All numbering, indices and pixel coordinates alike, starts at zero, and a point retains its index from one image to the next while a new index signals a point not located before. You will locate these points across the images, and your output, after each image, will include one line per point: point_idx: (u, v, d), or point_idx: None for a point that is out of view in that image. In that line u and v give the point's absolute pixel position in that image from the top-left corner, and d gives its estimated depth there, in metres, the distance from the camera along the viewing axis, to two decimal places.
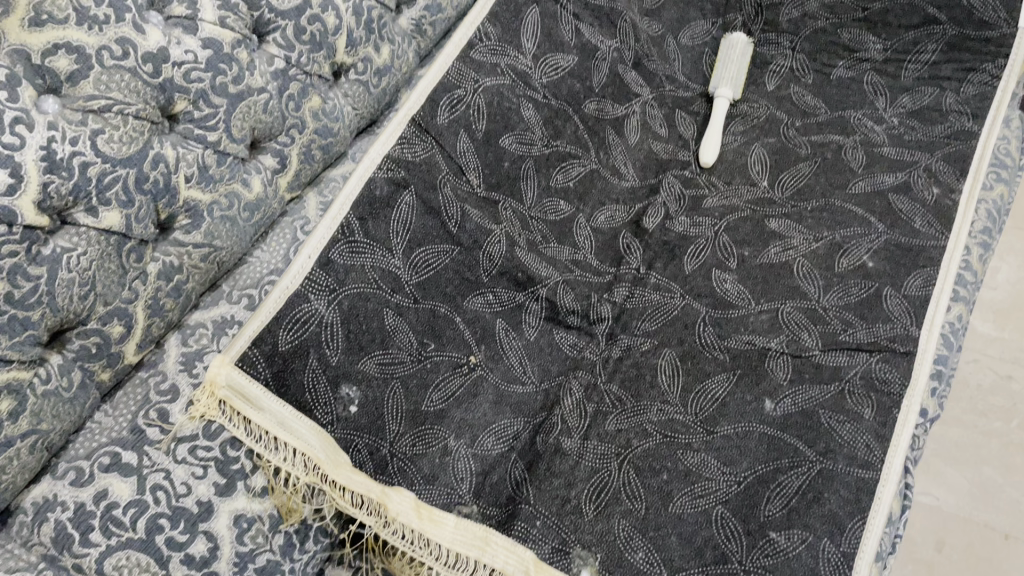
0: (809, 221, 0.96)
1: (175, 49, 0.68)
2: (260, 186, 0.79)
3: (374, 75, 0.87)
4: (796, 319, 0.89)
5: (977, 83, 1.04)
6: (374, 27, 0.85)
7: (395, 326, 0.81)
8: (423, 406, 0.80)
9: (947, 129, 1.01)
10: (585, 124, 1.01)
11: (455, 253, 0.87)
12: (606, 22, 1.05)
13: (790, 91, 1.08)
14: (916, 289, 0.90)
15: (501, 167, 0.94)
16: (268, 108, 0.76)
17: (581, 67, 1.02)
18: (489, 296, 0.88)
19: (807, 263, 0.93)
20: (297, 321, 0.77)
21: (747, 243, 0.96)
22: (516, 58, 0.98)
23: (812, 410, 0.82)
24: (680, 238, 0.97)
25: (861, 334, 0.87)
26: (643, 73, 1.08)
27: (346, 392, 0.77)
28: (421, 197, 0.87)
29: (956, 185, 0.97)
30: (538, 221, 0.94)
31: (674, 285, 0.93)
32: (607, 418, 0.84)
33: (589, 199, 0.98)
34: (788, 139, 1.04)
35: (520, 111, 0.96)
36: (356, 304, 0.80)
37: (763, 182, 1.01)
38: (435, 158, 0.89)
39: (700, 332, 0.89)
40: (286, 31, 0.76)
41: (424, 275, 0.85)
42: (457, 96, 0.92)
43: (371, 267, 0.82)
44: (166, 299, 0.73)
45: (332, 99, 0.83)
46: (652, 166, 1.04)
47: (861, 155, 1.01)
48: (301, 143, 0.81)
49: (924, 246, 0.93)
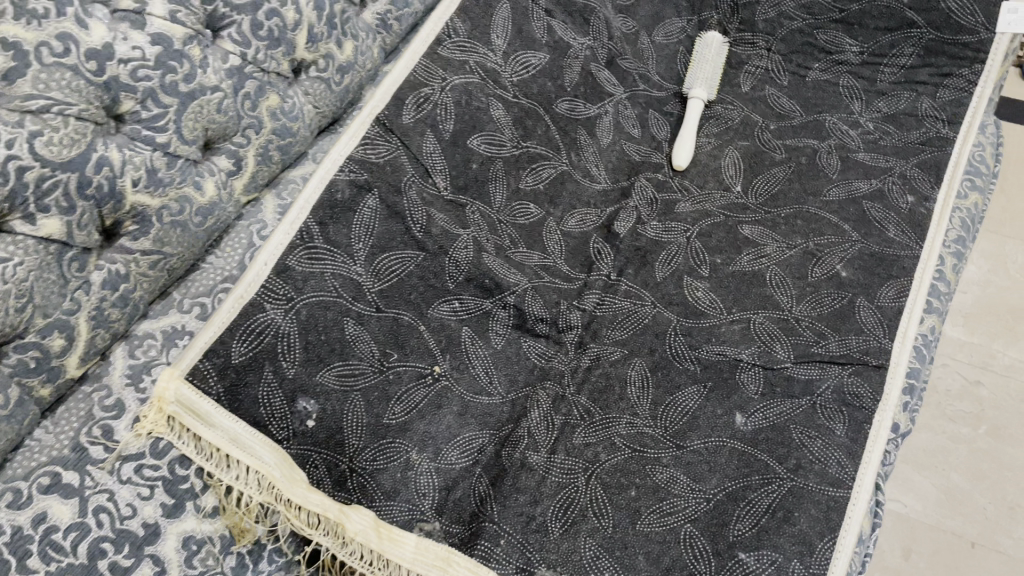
0: (782, 227, 0.94)
1: (122, 45, 0.64)
2: (214, 189, 0.74)
3: (336, 73, 0.83)
4: (769, 329, 0.87)
5: (953, 89, 1.02)
6: (336, 22, 0.81)
7: (356, 335, 0.78)
8: (384, 419, 0.77)
9: (921, 136, 1.00)
10: (557, 124, 0.99)
11: (420, 259, 0.84)
12: (578, 20, 1.03)
13: (765, 93, 1.07)
14: (889, 300, 0.88)
15: (469, 168, 0.91)
16: (222, 107, 0.72)
17: (552, 66, 0.99)
18: (455, 303, 0.85)
19: (779, 273, 0.91)
20: (252, 331, 0.73)
21: (720, 250, 0.94)
22: (486, 55, 0.95)
23: (783, 425, 0.80)
24: (652, 244, 0.96)
25: (833, 346, 0.85)
26: (617, 72, 1.05)
27: (303, 406, 0.74)
28: (385, 201, 0.84)
29: (930, 194, 0.95)
30: (506, 224, 0.92)
31: (645, 293, 0.92)
32: (575, 431, 0.82)
33: (560, 201, 0.96)
34: (762, 143, 1.02)
35: (489, 111, 0.93)
36: (315, 314, 0.76)
37: (737, 186, 0.99)
38: (400, 160, 0.86)
39: (670, 341, 0.88)
40: (242, 27, 0.72)
41: (386, 282, 0.82)
42: (423, 95, 0.90)
43: (330, 274, 0.78)
44: (112, 310, 0.68)
45: (291, 97, 0.79)
46: (624, 168, 1.01)
47: (836, 161, 0.99)
48: (257, 143, 0.77)
49: (898, 256, 0.91)
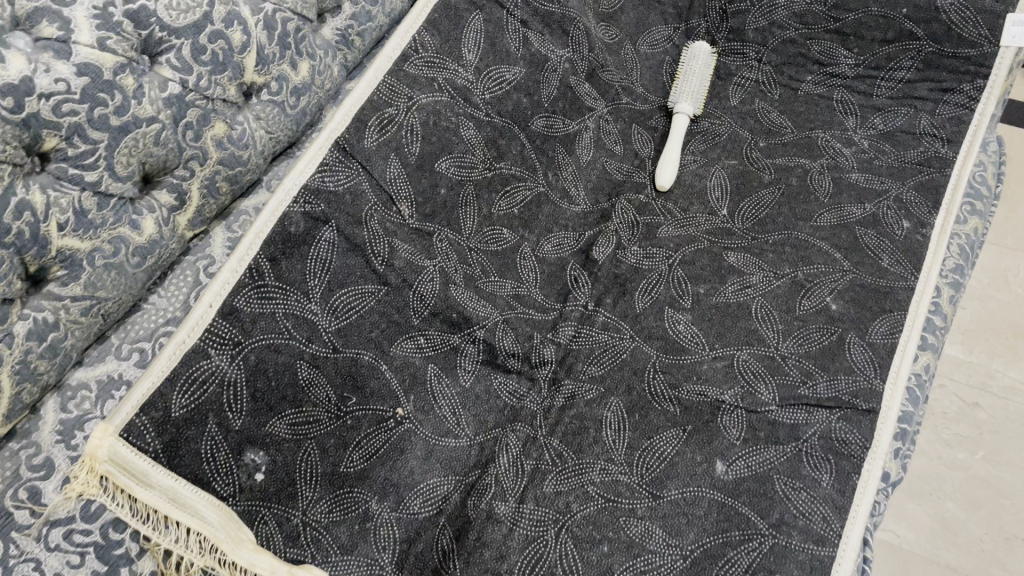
0: (769, 255, 0.89)
1: (43, 78, 0.58)
2: (153, 227, 0.68)
3: (291, 95, 0.77)
4: (752, 367, 0.82)
5: (953, 105, 0.96)
6: (289, 42, 0.75)
7: (310, 379, 0.73)
8: (341, 467, 0.73)
9: (919, 155, 0.94)
10: (533, 143, 0.93)
11: (381, 293, 0.79)
12: (557, 31, 0.97)
13: (755, 106, 1.01)
14: (881, 336, 0.83)
15: (436, 194, 0.85)
16: (160, 139, 0.66)
17: (528, 80, 0.94)
18: (420, 340, 0.81)
19: (765, 304, 0.86)
20: (194, 381, 0.68)
21: (703, 279, 0.89)
22: (456, 72, 0.89)
23: (765, 475, 0.75)
24: (632, 271, 0.91)
25: (822, 387, 0.80)
26: (598, 85, 1.00)
27: (251, 458, 0.69)
28: (344, 233, 0.78)
29: (927, 219, 0.90)
30: (477, 252, 0.87)
31: (624, 325, 0.87)
32: (545, 478, 0.78)
33: (536, 225, 0.91)
34: (750, 162, 0.97)
35: (459, 131, 0.88)
36: (264, 358, 0.71)
37: (722, 210, 0.94)
38: (361, 187, 0.81)
39: (649, 379, 0.83)
40: (182, 52, 0.67)
41: (344, 320, 0.77)
42: (387, 116, 0.84)
43: (282, 314, 0.73)
44: (40, 362, 0.63)
45: (240, 123, 0.73)
46: (605, 187, 0.97)
47: (827, 182, 0.93)
48: (203, 175, 0.71)
49: (892, 287, 0.85)
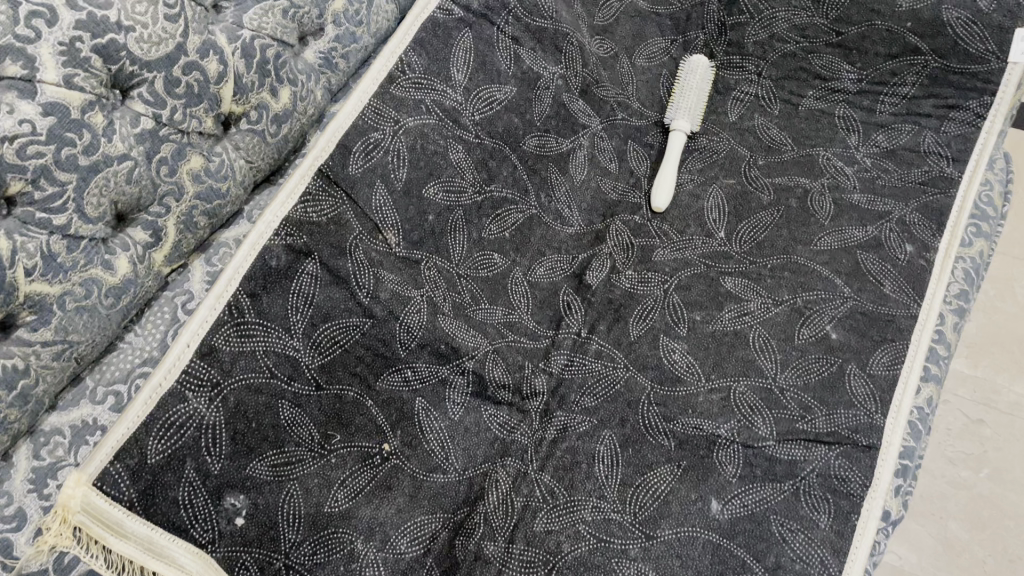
0: (767, 281, 0.87)
1: (6, 120, 0.55)
2: (127, 266, 0.66)
3: (271, 123, 0.75)
4: (749, 400, 0.80)
5: (958, 122, 0.92)
6: (268, 69, 0.73)
7: (292, 419, 0.71)
8: (325, 507, 0.71)
9: (923, 175, 0.91)
10: (525, 163, 0.91)
11: (367, 326, 0.77)
12: (549, 47, 0.94)
13: (754, 123, 0.99)
14: (882, 366, 0.80)
15: (424, 221, 0.83)
16: (133, 177, 0.64)
17: (519, 99, 0.91)
18: (408, 373, 0.78)
19: (763, 333, 0.83)
20: (171, 426, 0.66)
21: (699, 305, 0.86)
22: (445, 93, 0.86)
23: (762, 515, 0.73)
24: (626, 297, 0.89)
25: (820, 422, 0.77)
26: (592, 102, 0.97)
27: (231, 502, 0.67)
28: (327, 265, 0.76)
29: (931, 242, 0.87)
30: (467, 279, 0.85)
31: (618, 354, 0.85)
32: (536, 516, 0.76)
33: (527, 249, 0.89)
34: (749, 181, 0.94)
35: (448, 154, 0.85)
36: (243, 399, 0.69)
37: (720, 232, 0.91)
38: (345, 216, 0.78)
39: (643, 411, 0.81)
40: (155, 85, 0.64)
41: (328, 355, 0.74)
42: (372, 141, 0.81)
43: (263, 352, 0.71)
44: (10, 411, 0.60)
45: (217, 155, 0.71)
46: (599, 208, 0.95)
47: (828, 204, 0.91)
48: (179, 210, 0.69)
49: (894, 316, 0.83)
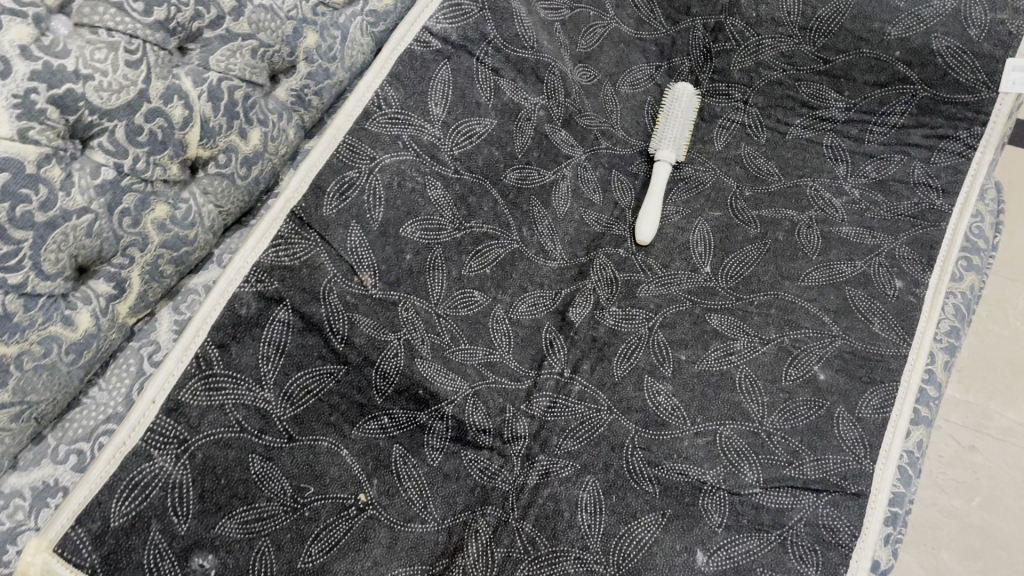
0: (754, 318, 0.85)
1: None
2: (89, 321, 0.63)
3: (241, 166, 0.72)
4: (736, 446, 0.78)
5: (949, 153, 0.91)
6: (237, 110, 0.70)
7: (263, 473, 0.69)
8: (298, 563, 0.69)
9: (913, 207, 0.89)
10: (506, 198, 0.89)
11: (342, 373, 0.75)
12: (530, 77, 0.91)
13: (740, 151, 0.97)
14: (871, 410, 0.78)
15: (401, 260, 0.81)
16: (94, 231, 0.62)
17: (500, 132, 0.89)
18: (384, 420, 0.76)
19: (750, 373, 0.82)
20: (135, 486, 0.64)
21: (684, 344, 0.84)
22: (422, 128, 0.84)
23: (748, 566, 0.72)
24: (610, 334, 0.87)
25: (808, 468, 0.76)
26: (575, 131, 0.95)
27: (199, 562, 0.65)
28: (299, 311, 0.74)
29: (921, 277, 0.85)
30: (446, 319, 0.82)
31: (601, 395, 0.83)
32: (516, 567, 0.74)
33: (509, 285, 0.87)
34: (735, 214, 0.92)
35: (425, 191, 0.83)
36: (212, 455, 0.67)
37: (705, 267, 0.89)
38: (319, 258, 0.76)
39: (628, 456, 0.79)
40: (116, 134, 0.62)
41: (300, 405, 0.72)
42: (347, 179, 0.79)
43: (232, 405, 0.69)
44: None
45: (184, 202, 0.68)
46: (583, 240, 0.92)
47: (816, 238, 0.89)
48: (144, 261, 0.66)
49: (882, 356, 0.81)
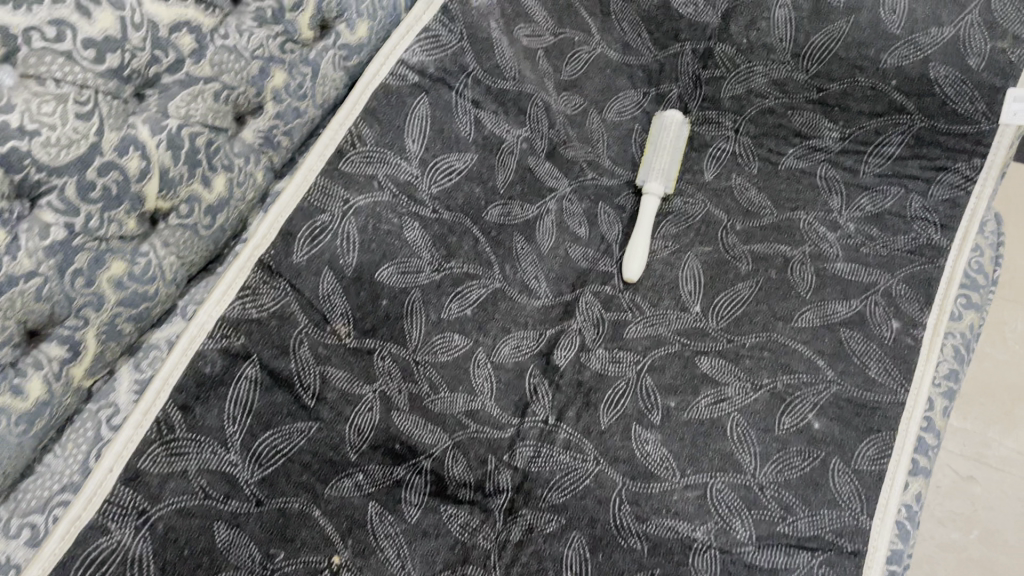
0: (746, 362, 0.82)
1: None
2: (41, 388, 0.59)
3: (204, 216, 0.69)
4: (727, 499, 0.75)
5: (947, 185, 0.87)
6: (199, 158, 0.67)
7: (230, 541, 0.66)
8: None
9: (910, 242, 0.86)
10: (488, 235, 0.85)
11: (313, 430, 0.72)
12: (512, 109, 0.88)
13: (731, 182, 0.93)
14: (868, 461, 0.75)
15: (377, 306, 0.77)
16: (43, 294, 0.58)
17: (481, 167, 0.85)
18: (359, 477, 0.73)
19: (741, 421, 0.78)
20: (92, 562, 0.60)
21: (674, 390, 0.81)
22: (399, 166, 0.80)
23: None
24: (596, 378, 0.84)
25: (803, 524, 0.73)
26: (559, 163, 0.91)
27: None
28: (268, 367, 0.70)
29: (918, 317, 0.82)
30: (425, 365, 0.79)
31: (587, 444, 0.80)
32: None
33: (491, 327, 0.83)
34: (726, 249, 0.89)
35: (402, 233, 0.79)
36: (174, 525, 0.64)
37: (696, 306, 0.86)
38: (289, 309, 0.72)
39: (615, 510, 0.75)
40: (67, 191, 0.58)
41: (269, 466, 0.69)
42: (319, 224, 0.74)
43: (196, 471, 0.66)
44: None
45: (142, 257, 0.65)
46: (568, 277, 0.89)
47: (810, 275, 0.85)
48: (99, 321, 0.62)
49: (879, 403, 0.78)
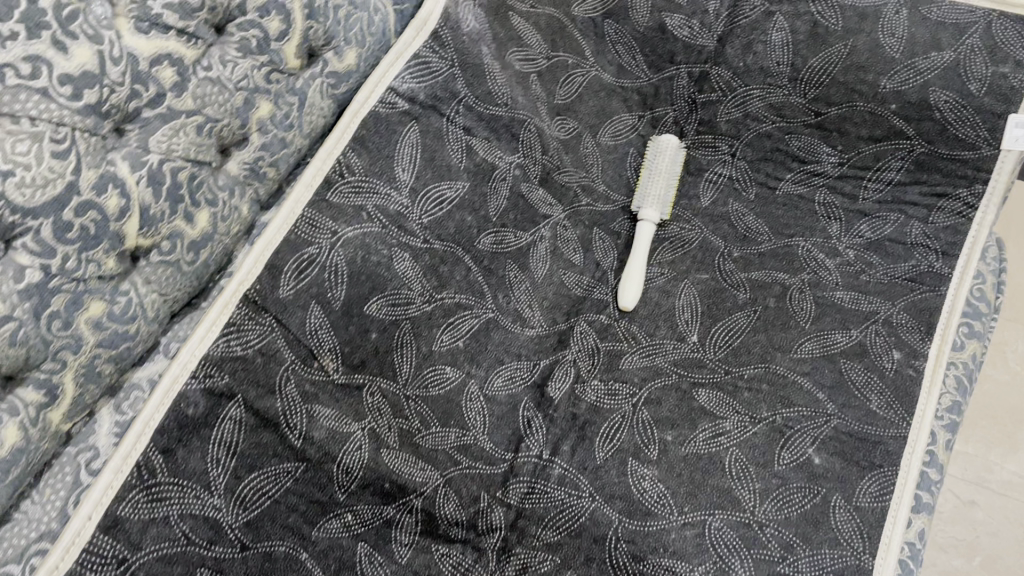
0: (744, 395, 0.80)
1: None
2: (17, 434, 0.56)
3: (187, 252, 0.67)
4: (726, 538, 0.73)
5: (948, 212, 0.86)
6: (181, 193, 0.65)
7: None
8: None
9: (911, 269, 0.85)
10: (479, 264, 0.83)
11: (300, 471, 0.70)
12: (505, 136, 0.86)
13: (728, 208, 0.92)
14: (869, 497, 0.73)
15: (366, 339, 0.75)
16: (19, 339, 0.55)
17: (473, 195, 0.83)
18: (347, 517, 0.71)
19: (740, 456, 0.76)
20: None
21: (671, 424, 0.79)
22: (388, 196, 0.77)
23: None
24: (591, 411, 0.82)
25: (803, 564, 0.71)
26: (553, 189, 0.90)
27: None
28: (253, 407, 0.68)
29: (920, 348, 0.80)
30: (416, 400, 0.77)
31: (582, 480, 0.78)
32: None
33: (483, 358, 0.81)
34: (723, 277, 0.88)
35: (392, 264, 0.77)
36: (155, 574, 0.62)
37: (692, 336, 0.84)
38: (275, 345, 0.70)
39: (612, 550, 0.73)
40: (43, 232, 0.56)
41: (254, 509, 0.67)
42: (306, 257, 0.72)
43: (178, 517, 0.64)
44: None
45: (122, 296, 0.63)
46: (563, 304, 0.87)
47: (809, 305, 0.84)
48: (77, 364, 0.60)
49: (881, 437, 0.76)
